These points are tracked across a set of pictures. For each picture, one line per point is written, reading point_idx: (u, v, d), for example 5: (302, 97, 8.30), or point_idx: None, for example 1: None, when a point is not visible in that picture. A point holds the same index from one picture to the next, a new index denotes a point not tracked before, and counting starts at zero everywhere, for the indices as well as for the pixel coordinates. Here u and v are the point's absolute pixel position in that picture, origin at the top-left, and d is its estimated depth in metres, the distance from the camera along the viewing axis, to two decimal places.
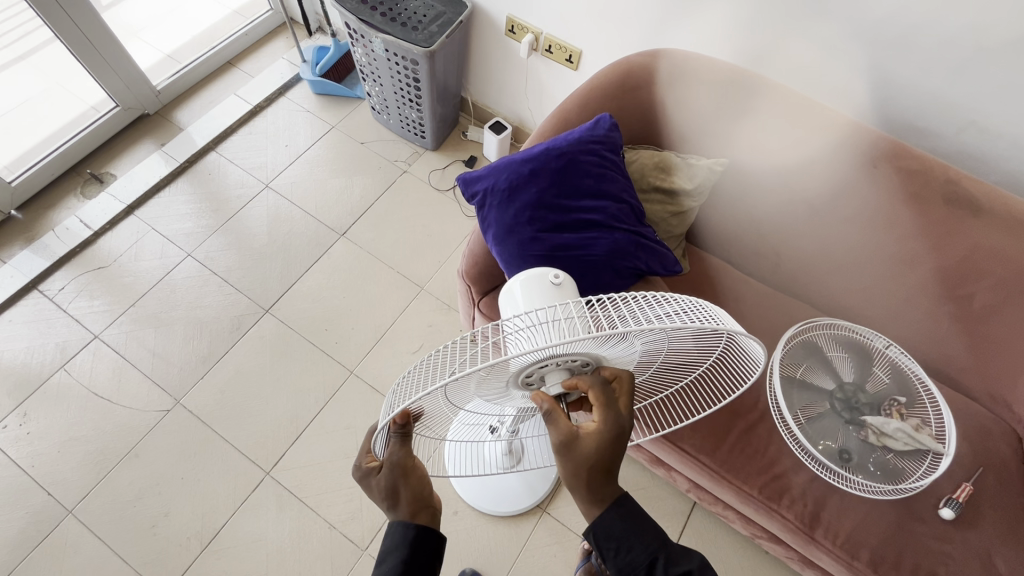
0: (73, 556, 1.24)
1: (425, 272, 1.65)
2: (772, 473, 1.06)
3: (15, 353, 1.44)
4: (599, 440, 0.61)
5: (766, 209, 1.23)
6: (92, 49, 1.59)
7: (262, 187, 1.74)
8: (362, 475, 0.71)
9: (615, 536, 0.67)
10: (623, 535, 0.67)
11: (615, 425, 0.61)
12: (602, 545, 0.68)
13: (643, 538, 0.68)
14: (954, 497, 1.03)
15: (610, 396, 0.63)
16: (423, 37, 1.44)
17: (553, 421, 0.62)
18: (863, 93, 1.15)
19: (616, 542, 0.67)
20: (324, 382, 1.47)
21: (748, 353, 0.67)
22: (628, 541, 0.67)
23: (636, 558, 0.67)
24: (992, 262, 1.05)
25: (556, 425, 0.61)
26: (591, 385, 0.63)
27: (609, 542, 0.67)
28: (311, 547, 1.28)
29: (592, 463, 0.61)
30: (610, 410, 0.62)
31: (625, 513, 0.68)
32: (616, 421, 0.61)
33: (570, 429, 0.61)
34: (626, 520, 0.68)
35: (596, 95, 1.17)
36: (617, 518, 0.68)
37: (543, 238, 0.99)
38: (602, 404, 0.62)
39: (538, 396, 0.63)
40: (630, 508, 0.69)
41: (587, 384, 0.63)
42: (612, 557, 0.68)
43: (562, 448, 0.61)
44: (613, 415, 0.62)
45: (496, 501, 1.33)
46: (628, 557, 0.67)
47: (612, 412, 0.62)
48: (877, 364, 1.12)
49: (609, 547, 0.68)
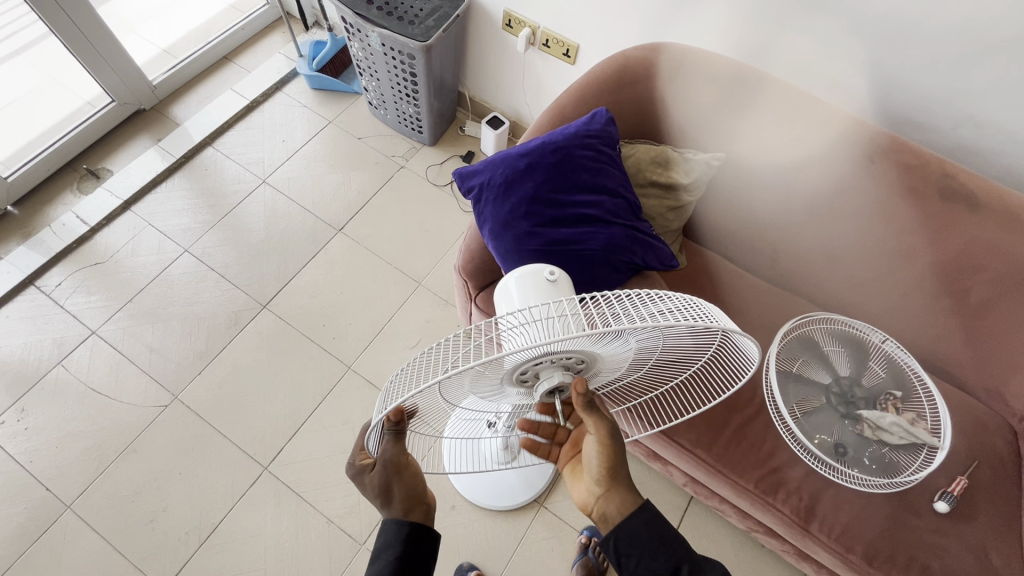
0: (72, 550, 1.25)
1: (423, 267, 1.65)
2: (768, 467, 1.06)
3: (12, 349, 1.44)
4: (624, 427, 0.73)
5: (763, 203, 1.22)
6: (88, 45, 1.59)
7: (259, 183, 1.74)
8: (356, 472, 0.71)
9: (638, 544, 0.68)
10: (645, 543, 0.68)
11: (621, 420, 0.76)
12: (623, 551, 0.69)
13: (666, 546, 0.68)
14: (949, 491, 1.03)
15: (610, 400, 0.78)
16: (420, 31, 1.43)
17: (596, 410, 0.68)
18: (861, 86, 1.14)
19: (638, 550, 0.68)
20: (322, 377, 1.47)
21: (743, 351, 0.68)
22: (651, 549, 0.68)
23: (657, 568, 0.67)
24: (989, 256, 1.05)
25: (599, 409, 0.68)
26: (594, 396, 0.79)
27: (631, 550, 0.69)
28: (309, 542, 1.29)
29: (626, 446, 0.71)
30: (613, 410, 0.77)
31: (650, 522, 0.69)
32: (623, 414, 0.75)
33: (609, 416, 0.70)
34: (650, 527, 0.69)
35: (592, 89, 1.16)
36: (641, 525, 0.69)
37: (539, 234, 0.99)
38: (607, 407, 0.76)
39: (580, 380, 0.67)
40: (654, 517, 0.70)
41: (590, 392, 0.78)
42: (633, 565, 0.69)
43: (611, 434, 0.67)
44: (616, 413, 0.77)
45: (494, 495, 1.33)
46: (649, 565, 0.68)
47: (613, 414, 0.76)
48: (873, 358, 1.12)
49: (631, 555, 0.69)
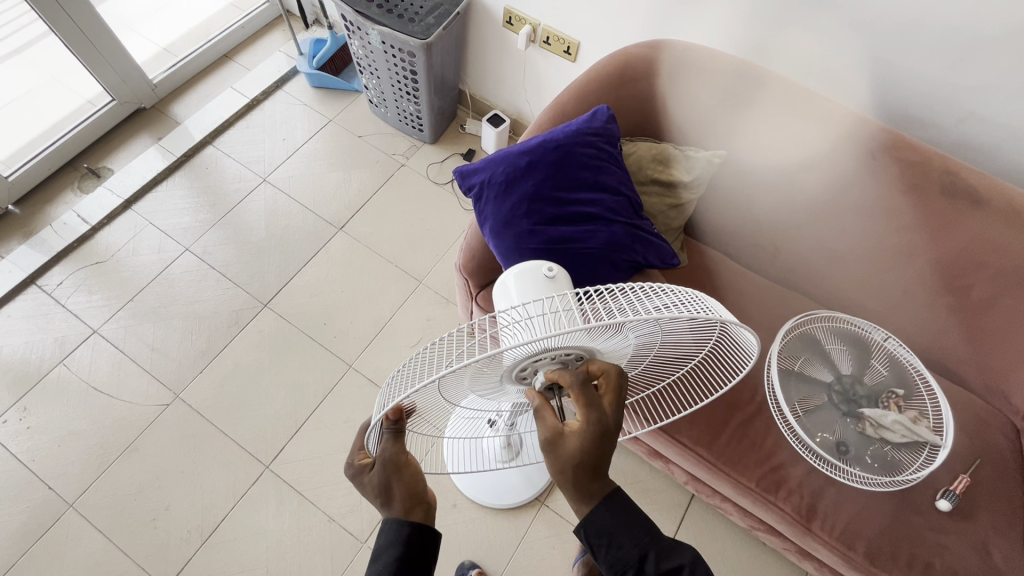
0: (73, 549, 1.25)
1: (424, 266, 1.65)
2: (770, 465, 1.06)
3: (14, 348, 1.44)
4: (584, 439, 0.60)
5: (765, 201, 1.22)
6: (86, 40, 1.58)
7: (259, 181, 1.74)
8: (355, 472, 0.70)
9: (607, 533, 0.66)
10: (615, 532, 0.66)
11: (599, 423, 0.60)
12: (595, 540, 0.66)
13: (636, 534, 0.67)
14: (951, 489, 1.03)
15: (592, 394, 0.61)
16: (420, 29, 1.43)
17: (540, 417, 0.63)
18: (861, 83, 1.14)
19: (607, 540, 0.66)
20: (323, 375, 1.47)
21: (741, 344, 0.68)
22: (620, 539, 0.66)
23: (626, 554, 0.66)
24: (991, 253, 1.05)
25: (543, 419, 0.62)
26: (571, 382, 0.61)
27: (600, 539, 0.66)
28: (311, 540, 1.29)
29: (576, 463, 0.60)
30: (594, 407, 0.60)
31: (618, 511, 0.67)
32: (599, 420, 0.60)
33: (555, 424, 0.61)
34: (615, 517, 0.66)
35: (593, 88, 1.16)
36: (611, 515, 0.66)
37: (541, 232, 0.99)
38: (585, 403, 0.60)
39: (530, 392, 0.65)
40: (622, 504, 0.67)
41: (568, 382, 0.62)
42: (604, 553, 0.67)
43: (546, 445, 0.61)
44: (597, 414, 0.60)
45: (495, 494, 1.33)
46: (618, 553, 0.67)
47: (596, 411, 0.61)
48: (875, 356, 1.12)
49: (601, 544, 0.67)
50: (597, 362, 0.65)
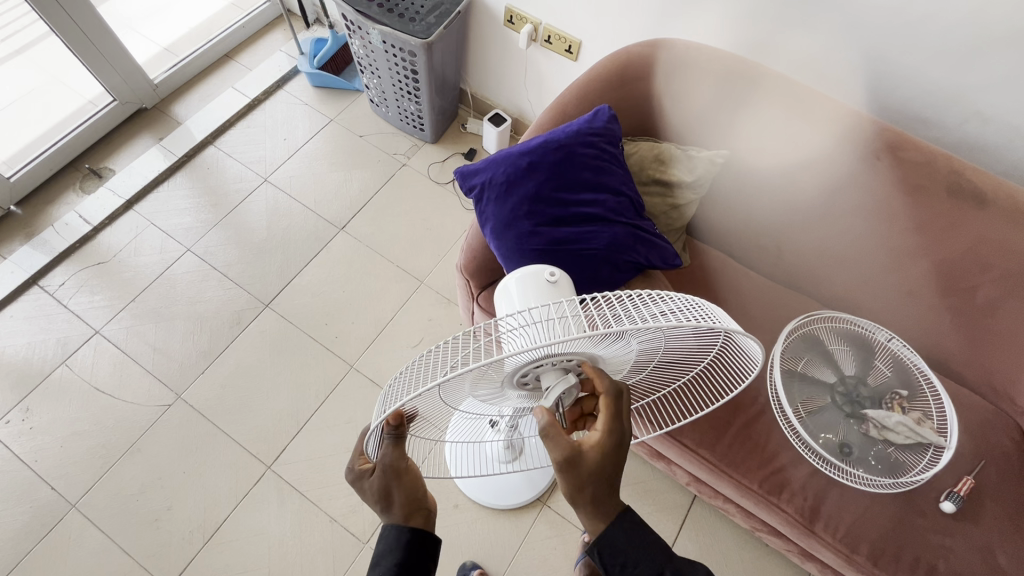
0: (75, 550, 1.25)
1: (425, 266, 1.64)
2: (772, 467, 1.06)
3: (16, 349, 1.44)
4: (604, 454, 0.61)
5: (767, 201, 1.21)
6: (87, 41, 1.58)
7: (261, 181, 1.73)
8: (355, 478, 0.69)
9: (622, 552, 0.67)
10: (629, 552, 0.67)
11: (619, 434, 0.62)
12: (608, 559, 0.67)
13: (650, 552, 0.68)
14: (955, 491, 1.02)
15: (618, 406, 0.64)
16: (421, 28, 1.42)
17: (551, 437, 0.60)
18: (863, 83, 1.13)
19: (622, 559, 0.67)
20: (324, 376, 1.47)
21: (746, 352, 0.67)
22: (635, 557, 0.67)
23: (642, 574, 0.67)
24: (997, 254, 1.04)
25: (554, 441, 0.60)
26: (607, 388, 0.64)
27: (615, 559, 0.67)
28: (312, 541, 1.29)
29: (597, 477, 0.62)
30: (616, 420, 0.63)
31: (631, 530, 0.67)
32: (619, 432, 0.62)
33: (571, 443, 0.60)
34: (631, 538, 0.67)
35: (594, 87, 1.15)
36: (625, 536, 0.67)
37: (543, 232, 0.99)
38: (610, 414, 0.63)
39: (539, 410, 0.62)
40: (636, 522, 0.68)
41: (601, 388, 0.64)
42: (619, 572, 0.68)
43: (565, 462, 0.60)
44: (618, 425, 0.62)
45: (496, 495, 1.33)
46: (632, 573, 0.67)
47: (617, 423, 0.63)
48: (878, 357, 1.11)
49: (616, 563, 0.67)
50: (603, 377, 0.64)
